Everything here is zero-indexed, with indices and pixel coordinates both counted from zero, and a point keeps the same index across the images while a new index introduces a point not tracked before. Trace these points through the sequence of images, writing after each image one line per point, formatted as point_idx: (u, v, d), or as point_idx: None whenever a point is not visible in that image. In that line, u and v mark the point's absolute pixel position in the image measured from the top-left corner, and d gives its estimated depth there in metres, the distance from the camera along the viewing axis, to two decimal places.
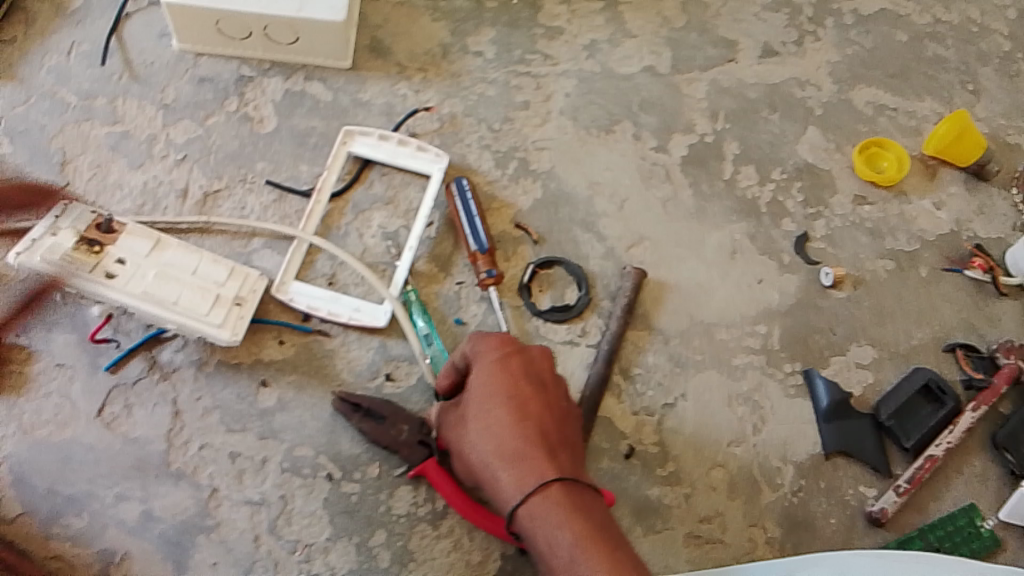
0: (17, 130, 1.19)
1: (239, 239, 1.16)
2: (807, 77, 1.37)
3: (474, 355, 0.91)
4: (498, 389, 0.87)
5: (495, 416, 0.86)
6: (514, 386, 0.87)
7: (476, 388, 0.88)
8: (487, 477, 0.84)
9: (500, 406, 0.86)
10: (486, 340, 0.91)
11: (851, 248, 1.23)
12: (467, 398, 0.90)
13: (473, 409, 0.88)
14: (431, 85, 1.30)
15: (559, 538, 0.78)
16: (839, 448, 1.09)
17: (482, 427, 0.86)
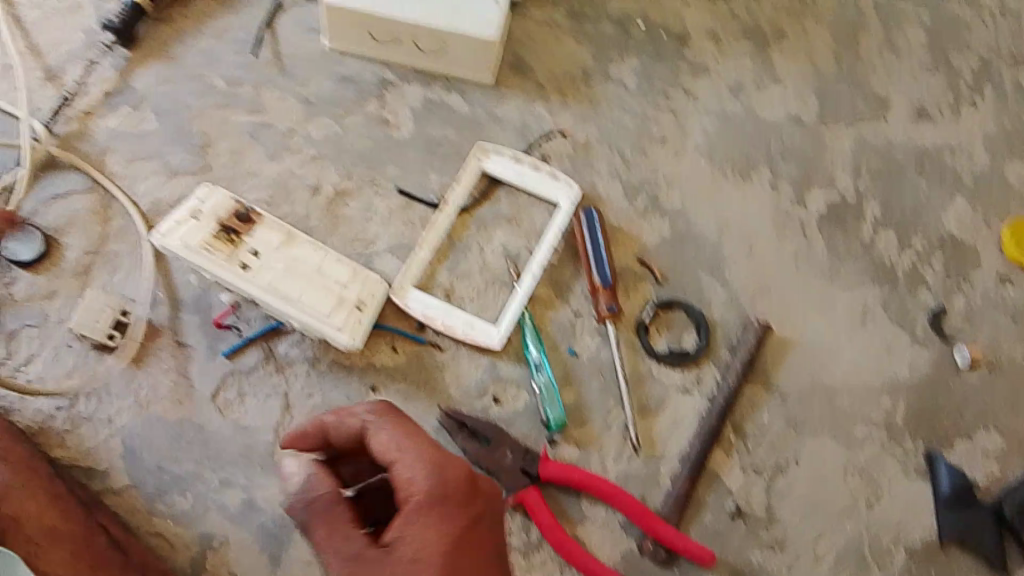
0: (164, 108, 1.22)
1: (365, 241, 1.17)
2: (958, 144, 1.31)
3: (440, 492, 0.77)
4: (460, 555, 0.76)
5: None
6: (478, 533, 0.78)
7: (436, 557, 0.74)
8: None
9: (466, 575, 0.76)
10: (435, 476, 0.77)
11: (990, 329, 1.17)
12: (403, 559, 0.74)
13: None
14: (569, 109, 1.28)
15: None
16: (956, 539, 1.03)
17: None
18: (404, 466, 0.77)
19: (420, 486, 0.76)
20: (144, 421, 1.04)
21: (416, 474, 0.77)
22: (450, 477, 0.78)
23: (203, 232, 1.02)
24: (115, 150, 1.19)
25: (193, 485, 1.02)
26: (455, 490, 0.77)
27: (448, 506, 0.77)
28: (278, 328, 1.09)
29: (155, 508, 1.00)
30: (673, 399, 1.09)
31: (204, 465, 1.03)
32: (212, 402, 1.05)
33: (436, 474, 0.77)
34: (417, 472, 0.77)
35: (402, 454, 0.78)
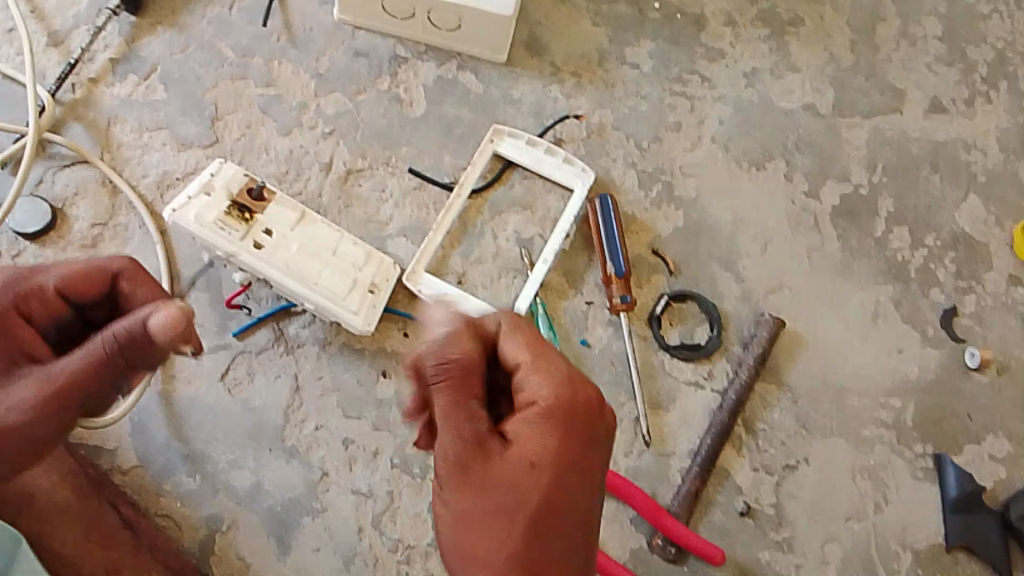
0: (173, 77, 1.18)
1: (376, 222, 1.15)
2: (974, 140, 1.29)
3: (566, 406, 0.70)
4: (572, 483, 0.69)
5: (561, 526, 0.69)
6: (580, 472, 0.70)
7: (548, 464, 0.68)
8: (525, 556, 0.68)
9: (567, 505, 0.69)
10: (542, 386, 0.70)
11: (1000, 331, 1.17)
12: (518, 459, 0.69)
13: (532, 502, 0.68)
14: (584, 92, 1.26)
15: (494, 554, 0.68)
16: (962, 543, 1.04)
17: (551, 479, 0.69)
18: (536, 379, 0.70)
19: (541, 394, 0.70)
20: (153, 400, 1.01)
21: (541, 385, 0.70)
22: (576, 401, 0.70)
23: (216, 211, 0.99)
24: (122, 120, 1.16)
25: (201, 466, 0.99)
26: (583, 409, 0.71)
27: (555, 421, 0.69)
28: (289, 308, 1.07)
29: (162, 488, 0.98)
30: (685, 394, 1.09)
31: (212, 446, 1.00)
32: (222, 382, 1.03)
33: (560, 389, 0.70)
34: (540, 380, 0.70)
35: (520, 355, 0.72)
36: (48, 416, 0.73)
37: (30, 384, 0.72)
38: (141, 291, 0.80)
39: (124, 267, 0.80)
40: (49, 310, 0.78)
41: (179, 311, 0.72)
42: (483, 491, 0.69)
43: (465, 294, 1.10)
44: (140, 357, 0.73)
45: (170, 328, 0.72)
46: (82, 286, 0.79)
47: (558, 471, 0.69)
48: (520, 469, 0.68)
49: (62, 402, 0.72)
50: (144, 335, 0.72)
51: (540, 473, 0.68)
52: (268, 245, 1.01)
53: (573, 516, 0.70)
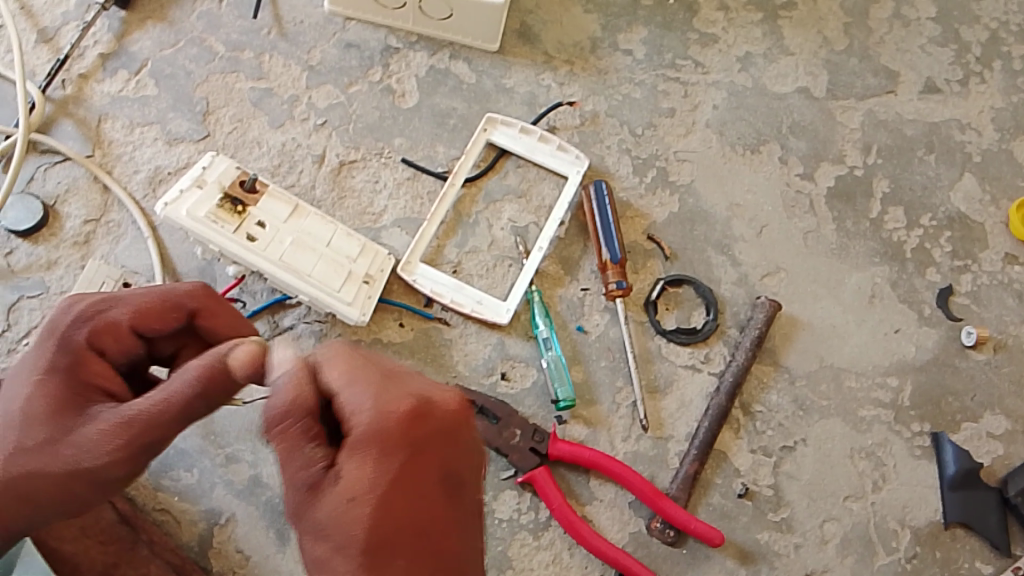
0: (164, 73, 1.18)
1: (370, 214, 1.15)
2: (968, 120, 1.29)
3: (382, 429, 0.67)
4: (406, 514, 0.67)
5: (423, 540, 0.68)
6: (418, 479, 0.68)
7: (378, 490, 0.66)
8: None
9: (401, 542, 0.67)
10: (391, 411, 0.67)
11: (997, 310, 1.17)
12: (339, 497, 0.66)
13: (360, 541, 0.66)
14: (577, 80, 1.26)
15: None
16: (960, 520, 1.05)
17: (376, 509, 0.66)
18: (348, 399, 0.68)
19: (361, 419, 0.67)
20: None
21: (364, 404, 0.67)
22: (393, 415, 0.67)
23: (206, 203, 0.99)
24: (113, 117, 1.16)
25: (199, 461, 1.00)
26: (404, 424, 0.67)
27: (381, 449, 0.66)
28: (283, 301, 1.07)
29: (161, 483, 0.98)
30: (682, 378, 1.09)
31: (210, 441, 1.00)
32: None
33: (380, 409, 0.67)
34: (360, 403, 0.67)
35: (338, 379, 0.68)
36: (129, 455, 0.73)
37: (109, 424, 0.72)
38: (218, 322, 0.82)
39: (200, 297, 0.82)
40: (120, 345, 0.79)
41: (256, 347, 0.71)
42: (319, 535, 0.67)
43: (459, 283, 1.10)
44: (221, 398, 0.73)
45: (247, 366, 0.71)
46: (155, 321, 0.79)
47: (399, 477, 0.67)
48: (341, 506, 0.66)
49: (139, 442, 0.72)
50: (223, 373, 0.71)
51: (360, 505, 0.66)
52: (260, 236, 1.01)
53: (420, 543, 0.68)
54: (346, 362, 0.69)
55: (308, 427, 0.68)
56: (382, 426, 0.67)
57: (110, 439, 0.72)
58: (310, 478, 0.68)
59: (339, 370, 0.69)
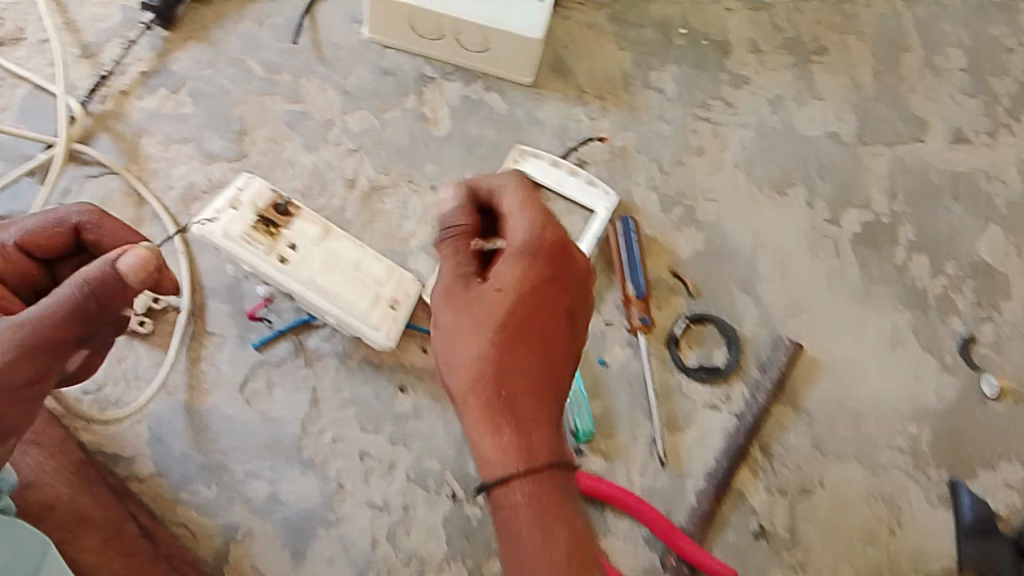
0: (203, 92, 1.21)
1: (399, 238, 1.16)
2: (996, 171, 1.30)
3: (538, 244, 0.76)
4: (542, 315, 0.74)
5: (534, 363, 0.73)
6: (556, 309, 0.76)
7: (517, 298, 0.74)
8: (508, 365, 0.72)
9: (522, 380, 0.72)
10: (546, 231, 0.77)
11: (1019, 361, 1.17)
12: (489, 291, 0.75)
13: (499, 315, 0.74)
14: (608, 114, 1.27)
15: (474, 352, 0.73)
16: (976, 567, 1.03)
17: (520, 286, 0.75)
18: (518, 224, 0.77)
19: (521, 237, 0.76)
20: (172, 409, 1.04)
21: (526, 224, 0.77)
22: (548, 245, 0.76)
23: (241, 218, 1.01)
24: (151, 132, 1.18)
25: (218, 476, 1.01)
26: (552, 249, 0.76)
27: (540, 259, 0.76)
28: (309, 321, 1.09)
29: (180, 496, 1.00)
30: (702, 415, 1.09)
31: (230, 457, 1.02)
32: (241, 393, 1.05)
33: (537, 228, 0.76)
34: (523, 228, 0.77)
35: (514, 202, 0.78)
36: (26, 365, 0.71)
37: (3, 329, 0.71)
38: (105, 233, 0.84)
39: (86, 216, 0.84)
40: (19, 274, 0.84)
41: (145, 251, 0.74)
42: (470, 325, 0.74)
43: None
44: (90, 320, 0.73)
45: (139, 271, 0.74)
46: (42, 240, 0.83)
47: (533, 310, 0.74)
48: (492, 292, 0.75)
49: (39, 350, 0.71)
50: (114, 277, 0.73)
51: (504, 295, 0.74)
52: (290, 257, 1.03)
53: (530, 328, 0.74)
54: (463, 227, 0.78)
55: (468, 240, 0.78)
56: (542, 244, 0.76)
57: (6, 343, 0.70)
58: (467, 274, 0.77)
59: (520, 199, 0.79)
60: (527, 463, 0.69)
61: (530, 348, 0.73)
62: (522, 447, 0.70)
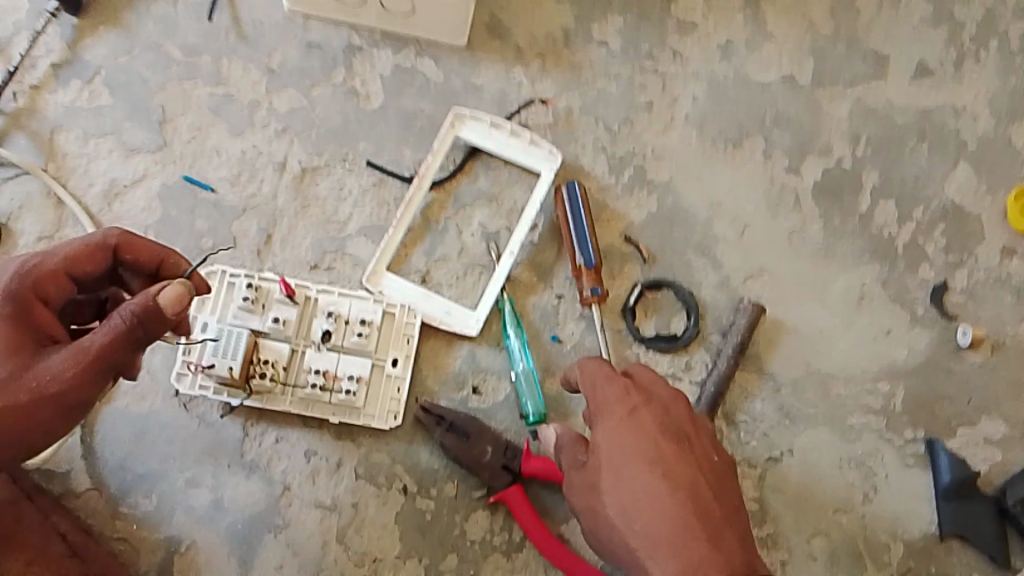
0: (119, 82, 1.14)
1: (335, 223, 1.10)
2: (963, 106, 1.22)
3: (671, 418, 0.78)
4: (677, 454, 0.75)
5: (670, 532, 0.71)
6: (716, 497, 0.74)
7: (636, 436, 0.76)
8: (642, 520, 0.73)
9: (708, 518, 0.72)
10: (671, 408, 0.79)
11: (994, 308, 1.12)
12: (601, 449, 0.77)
13: (611, 463, 0.76)
14: (550, 76, 1.20)
15: (623, 497, 0.74)
16: (957, 532, 1.00)
17: (629, 435, 0.76)
18: (661, 391, 0.80)
19: (662, 393, 0.80)
20: (105, 417, 0.97)
21: (667, 398, 0.80)
22: (676, 410, 0.79)
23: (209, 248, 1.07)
24: (68, 128, 1.12)
25: (158, 484, 0.96)
26: (679, 428, 0.77)
27: (656, 427, 0.76)
28: None
29: (119, 510, 0.95)
30: None
31: (168, 465, 0.96)
32: (177, 397, 0.99)
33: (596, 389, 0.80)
34: (666, 394, 0.80)
35: (594, 395, 0.80)
36: (85, 388, 0.71)
37: (65, 356, 0.70)
38: (141, 259, 0.81)
39: (121, 238, 0.80)
40: (61, 290, 0.77)
41: (183, 286, 0.72)
42: (593, 468, 0.77)
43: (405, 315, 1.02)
44: (149, 338, 0.73)
45: (174, 304, 0.72)
46: (84, 263, 0.78)
47: (646, 462, 0.74)
48: (615, 434, 0.77)
49: (97, 375, 0.71)
50: (155, 307, 0.71)
51: (648, 454, 0.75)
52: (254, 313, 0.98)
53: (710, 506, 0.73)
54: (606, 380, 0.80)
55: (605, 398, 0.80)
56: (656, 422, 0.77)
57: (68, 371, 0.70)
58: (597, 406, 0.80)
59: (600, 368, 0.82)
60: (727, 564, 0.69)
61: (706, 528, 0.71)
62: (684, 569, 0.69)
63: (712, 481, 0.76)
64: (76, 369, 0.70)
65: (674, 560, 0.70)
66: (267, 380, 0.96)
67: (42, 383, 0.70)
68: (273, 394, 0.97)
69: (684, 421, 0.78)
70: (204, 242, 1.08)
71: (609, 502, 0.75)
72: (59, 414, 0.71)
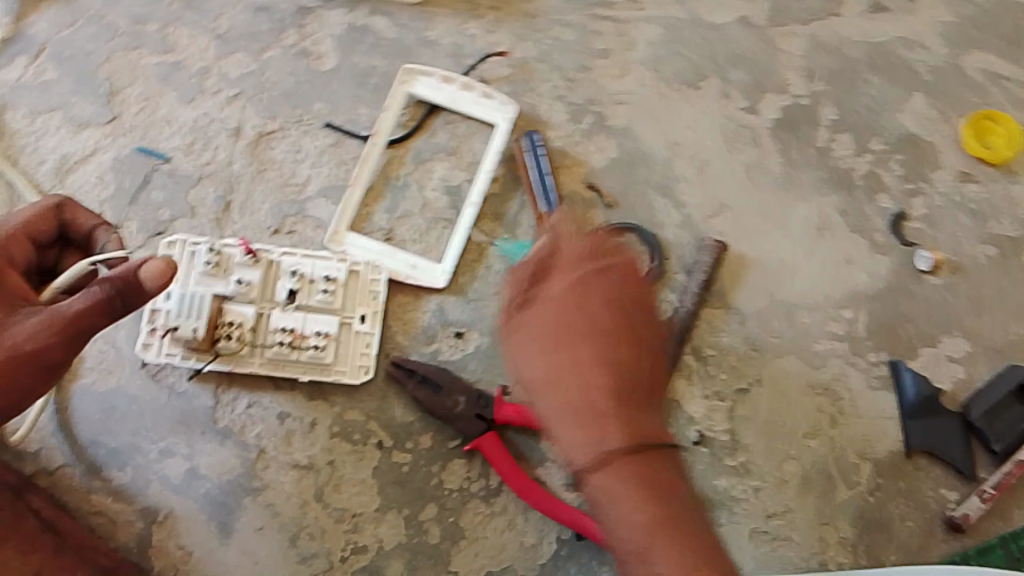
0: (63, 56, 1.12)
1: (294, 186, 1.09)
2: (913, 36, 1.23)
3: (609, 292, 0.95)
4: (616, 343, 0.92)
5: (606, 396, 0.89)
6: (639, 363, 0.93)
7: (579, 318, 0.92)
8: (563, 384, 0.90)
9: (617, 387, 0.90)
10: (608, 279, 0.96)
11: (951, 230, 1.14)
12: (543, 318, 0.93)
13: (538, 329, 0.93)
14: (504, 26, 1.19)
15: (558, 367, 0.90)
16: (924, 448, 1.02)
17: (580, 313, 0.92)
18: (614, 274, 0.96)
19: (589, 269, 0.97)
20: (73, 395, 0.97)
21: (601, 275, 0.96)
22: (632, 290, 0.96)
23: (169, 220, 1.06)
24: (14, 106, 1.10)
25: (132, 458, 0.96)
26: (629, 298, 0.96)
27: (602, 297, 0.94)
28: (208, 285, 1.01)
29: (93, 485, 0.94)
30: None
31: (141, 437, 0.96)
32: (144, 369, 0.98)
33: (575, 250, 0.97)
34: (594, 266, 0.96)
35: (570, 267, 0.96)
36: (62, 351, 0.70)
37: (44, 319, 0.69)
38: (85, 220, 0.83)
39: (66, 200, 0.83)
40: (24, 252, 0.80)
41: (167, 261, 0.72)
42: (536, 339, 0.92)
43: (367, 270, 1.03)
44: (128, 310, 0.73)
45: (155, 279, 0.72)
46: (39, 226, 0.81)
47: (582, 324, 0.92)
48: (551, 317, 0.92)
49: (76, 341, 0.70)
50: (134, 282, 0.72)
51: (588, 318, 0.92)
52: (217, 277, 0.99)
53: (627, 382, 0.90)
54: (574, 236, 0.97)
55: (574, 285, 0.95)
56: (610, 300, 0.95)
57: (45, 334, 0.69)
58: (553, 274, 0.96)
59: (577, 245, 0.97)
60: (631, 438, 0.86)
61: (629, 397, 0.89)
62: (600, 444, 0.87)
63: (638, 359, 0.93)
64: (51, 338, 0.69)
65: (607, 443, 0.86)
66: (234, 342, 0.97)
67: (11, 344, 0.68)
68: (241, 357, 0.98)
69: (613, 309, 0.95)
70: (160, 212, 1.06)
71: (530, 360, 0.92)
72: (29, 382, 0.69)
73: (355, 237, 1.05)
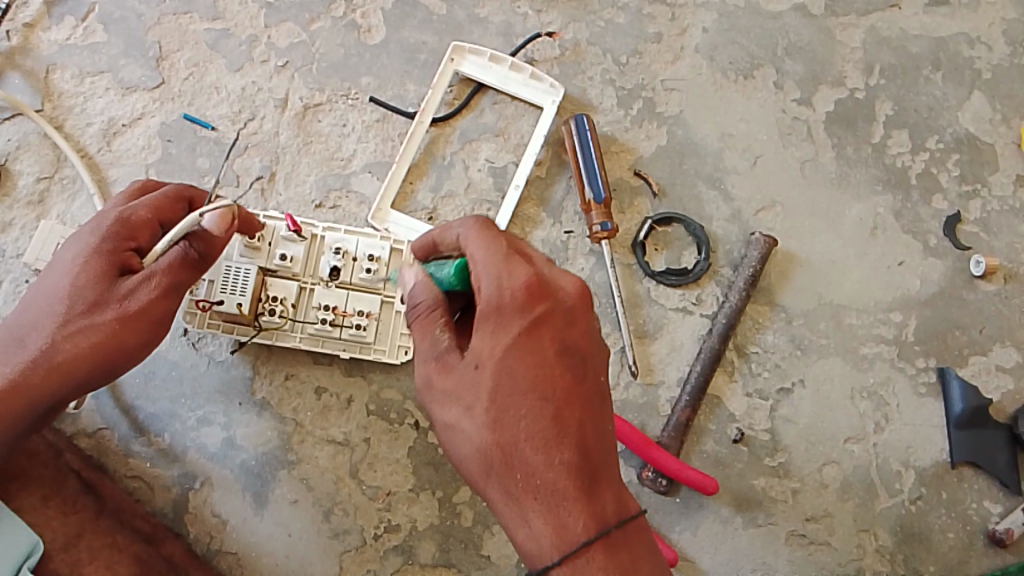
0: (112, 17, 1.11)
1: (339, 160, 1.08)
2: (977, 34, 1.18)
3: (502, 306, 0.69)
4: (540, 389, 0.68)
5: (531, 469, 0.68)
6: (576, 415, 0.69)
7: (498, 362, 0.69)
8: (491, 452, 0.68)
9: (552, 459, 0.68)
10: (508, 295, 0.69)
11: (1007, 237, 1.11)
12: (465, 363, 0.70)
13: (454, 382, 0.70)
14: (556, 5, 1.16)
15: (474, 430, 0.69)
16: (969, 459, 1.01)
17: (500, 357, 0.69)
18: (487, 283, 0.70)
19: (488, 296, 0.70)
20: None
21: (487, 281, 0.70)
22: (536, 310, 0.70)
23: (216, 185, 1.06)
24: (62, 67, 1.09)
25: (169, 425, 0.95)
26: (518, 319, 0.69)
27: (503, 322, 0.69)
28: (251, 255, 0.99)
29: (130, 451, 0.95)
30: (673, 322, 1.04)
31: (180, 404, 0.96)
32: (185, 337, 0.97)
33: (505, 284, 0.69)
34: (486, 279, 0.70)
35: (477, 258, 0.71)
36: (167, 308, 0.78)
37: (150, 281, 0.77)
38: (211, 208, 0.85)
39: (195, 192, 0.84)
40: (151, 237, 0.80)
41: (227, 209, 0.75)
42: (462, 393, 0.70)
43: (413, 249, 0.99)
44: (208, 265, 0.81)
45: (220, 225, 0.75)
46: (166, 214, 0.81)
47: (508, 376, 0.69)
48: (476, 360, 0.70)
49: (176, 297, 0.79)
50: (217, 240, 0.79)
51: (484, 370, 0.69)
52: (259, 252, 0.95)
53: (571, 446, 0.68)
54: (484, 245, 0.71)
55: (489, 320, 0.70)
56: (498, 318, 0.69)
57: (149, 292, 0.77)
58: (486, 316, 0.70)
59: (480, 247, 0.71)
60: (581, 523, 0.68)
61: (566, 466, 0.68)
62: (557, 528, 0.68)
63: (576, 419, 0.69)
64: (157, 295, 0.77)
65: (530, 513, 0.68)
66: (277, 318, 0.95)
67: (127, 304, 0.76)
68: (282, 331, 0.96)
69: (544, 358, 0.69)
70: (206, 179, 1.06)
71: (445, 423, 0.71)
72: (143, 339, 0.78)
73: (399, 216, 1.04)
